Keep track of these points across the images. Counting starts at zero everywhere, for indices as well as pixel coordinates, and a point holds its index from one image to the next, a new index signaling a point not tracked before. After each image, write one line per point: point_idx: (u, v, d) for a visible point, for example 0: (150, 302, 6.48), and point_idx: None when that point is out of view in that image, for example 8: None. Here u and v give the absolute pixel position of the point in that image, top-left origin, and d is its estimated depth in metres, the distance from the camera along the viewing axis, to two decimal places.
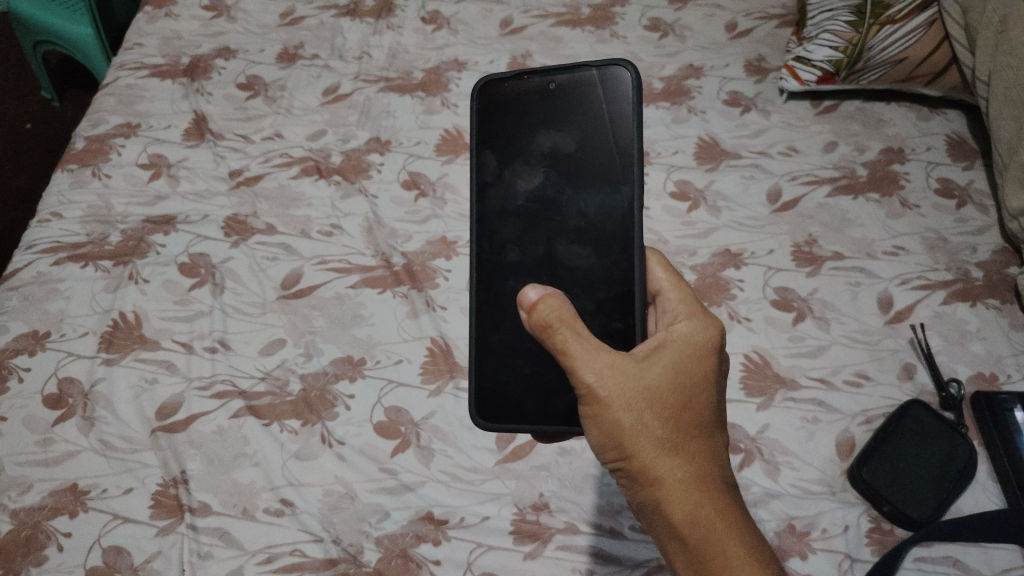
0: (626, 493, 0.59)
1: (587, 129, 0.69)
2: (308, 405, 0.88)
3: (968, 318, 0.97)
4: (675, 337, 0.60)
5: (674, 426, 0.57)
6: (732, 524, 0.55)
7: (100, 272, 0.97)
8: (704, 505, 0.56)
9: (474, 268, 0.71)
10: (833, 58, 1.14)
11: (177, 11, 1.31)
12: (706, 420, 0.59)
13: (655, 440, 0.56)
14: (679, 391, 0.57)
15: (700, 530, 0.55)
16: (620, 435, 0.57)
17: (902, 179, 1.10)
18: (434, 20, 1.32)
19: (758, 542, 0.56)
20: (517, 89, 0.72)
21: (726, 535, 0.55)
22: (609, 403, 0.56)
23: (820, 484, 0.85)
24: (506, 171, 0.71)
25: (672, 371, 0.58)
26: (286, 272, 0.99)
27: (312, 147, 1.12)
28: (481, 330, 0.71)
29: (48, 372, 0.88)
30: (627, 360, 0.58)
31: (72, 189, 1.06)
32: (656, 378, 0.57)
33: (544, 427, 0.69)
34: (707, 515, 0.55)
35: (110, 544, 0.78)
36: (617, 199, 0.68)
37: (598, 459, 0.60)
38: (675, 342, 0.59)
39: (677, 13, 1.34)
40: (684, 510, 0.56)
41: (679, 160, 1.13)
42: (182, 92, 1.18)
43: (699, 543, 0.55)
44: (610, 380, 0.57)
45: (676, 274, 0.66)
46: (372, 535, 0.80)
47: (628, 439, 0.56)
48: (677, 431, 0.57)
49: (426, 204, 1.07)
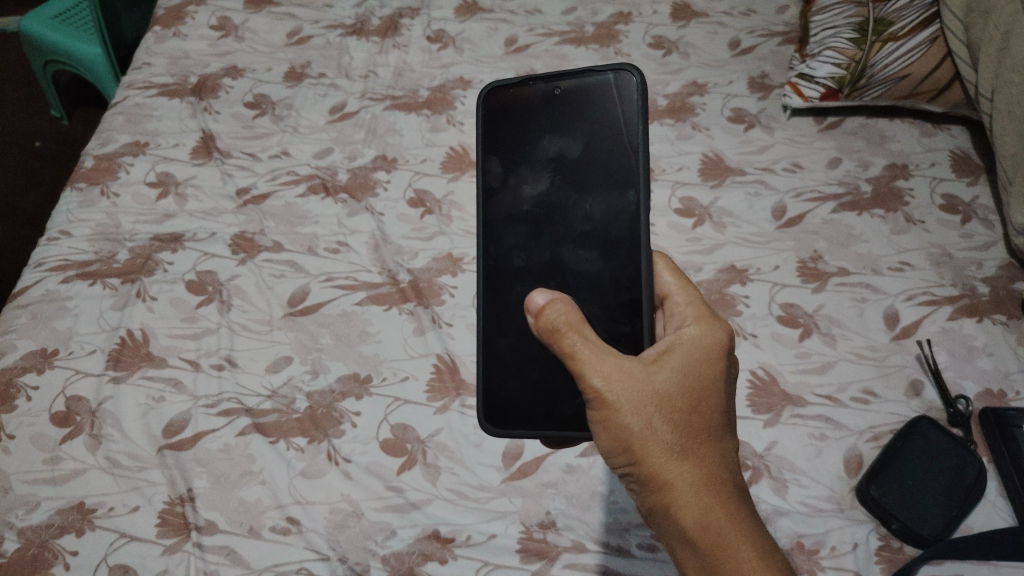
0: (637, 499, 0.59)
1: (592, 133, 0.70)
2: (315, 422, 0.88)
3: (975, 334, 0.97)
4: (685, 340, 0.60)
5: (683, 430, 0.57)
6: (744, 528, 0.55)
7: (108, 290, 0.98)
8: (715, 510, 0.55)
9: (482, 273, 0.72)
10: (836, 75, 1.15)
11: (185, 30, 1.32)
12: (715, 424, 0.59)
13: (664, 444, 0.57)
14: (688, 395, 0.57)
15: (711, 534, 0.55)
16: (629, 439, 0.57)
17: (907, 194, 1.11)
18: (440, 39, 1.33)
19: (770, 547, 0.55)
20: (523, 95, 0.73)
21: (736, 539, 0.54)
22: (618, 407, 0.57)
23: (828, 501, 0.85)
24: (512, 177, 0.72)
25: (681, 375, 0.58)
26: (293, 289, 0.99)
27: (319, 165, 1.13)
28: (489, 336, 0.72)
29: (56, 391, 0.89)
30: (635, 364, 0.58)
31: (80, 207, 1.06)
32: (665, 381, 0.57)
33: (552, 432, 0.69)
34: (718, 520, 0.55)
35: (117, 562, 0.78)
36: (623, 202, 0.68)
37: (608, 465, 0.60)
38: (683, 346, 0.60)
39: (680, 30, 1.35)
40: (694, 514, 0.55)
41: (684, 177, 1.13)
42: (190, 111, 1.19)
43: (711, 548, 0.55)
44: (620, 384, 0.57)
45: (684, 278, 0.67)
46: (379, 553, 0.80)
47: (637, 443, 0.57)
48: (687, 436, 0.57)
49: (432, 221, 1.07)
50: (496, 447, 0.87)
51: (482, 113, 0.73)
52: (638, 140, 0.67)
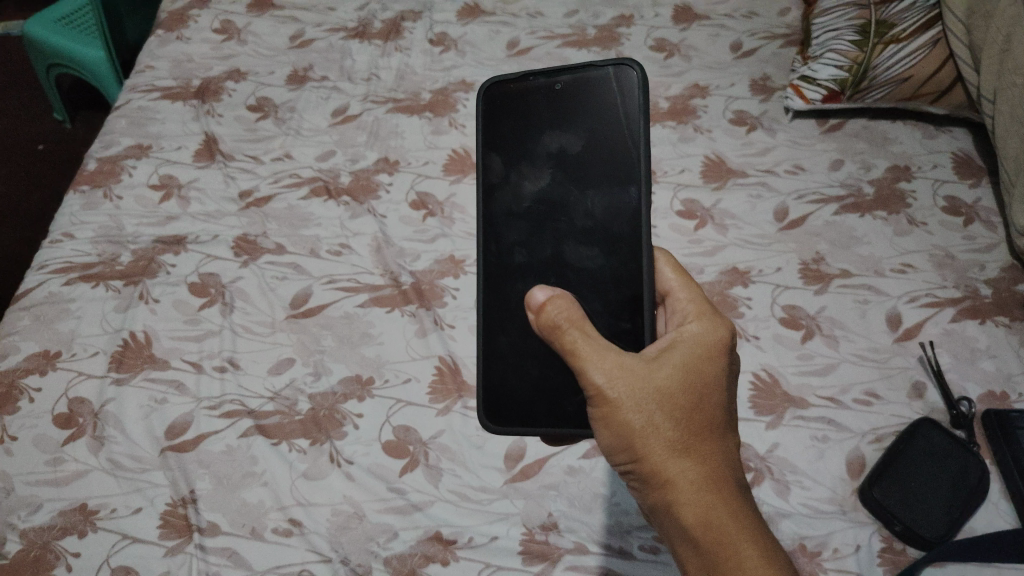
0: (638, 497, 0.59)
1: (593, 129, 0.70)
2: (317, 424, 0.88)
3: (978, 336, 0.96)
4: (687, 338, 0.60)
5: (684, 427, 0.57)
6: (745, 525, 0.55)
7: (111, 292, 0.98)
8: (716, 506, 0.55)
9: (483, 269, 0.71)
10: (838, 77, 1.15)
11: (188, 34, 1.33)
12: (717, 422, 0.59)
13: (665, 441, 0.56)
14: (689, 392, 0.57)
15: (713, 532, 0.54)
16: (630, 436, 0.57)
17: (909, 196, 1.11)
18: (442, 42, 1.33)
19: (773, 545, 0.55)
20: (524, 89, 0.72)
21: (738, 536, 0.54)
22: (619, 404, 0.57)
23: (830, 503, 0.85)
24: (513, 173, 0.72)
25: (682, 371, 0.58)
26: (295, 291, 1.00)
27: (321, 167, 1.14)
28: (489, 332, 0.72)
29: (59, 392, 0.89)
30: (636, 361, 0.58)
31: (83, 209, 1.07)
32: (666, 377, 0.57)
33: (553, 429, 0.69)
34: (719, 516, 0.55)
35: (119, 564, 0.78)
36: (624, 198, 0.68)
37: (609, 463, 0.60)
38: (684, 343, 0.60)
39: (682, 33, 1.35)
40: (695, 511, 0.55)
41: (685, 179, 1.13)
42: (193, 114, 1.20)
43: (713, 546, 0.54)
44: (620, 380, 0.57)
45: (685, 275, 0.67)
46: (381, 555, 0.80)
47: (639, 441, 0.57)
48: (688, 433, 0.57)
49: (434, 223, 1.07)
50: (498, 448, 0.87)
51: (482, 108, 0.73)
52: (639, 135, 0.67)
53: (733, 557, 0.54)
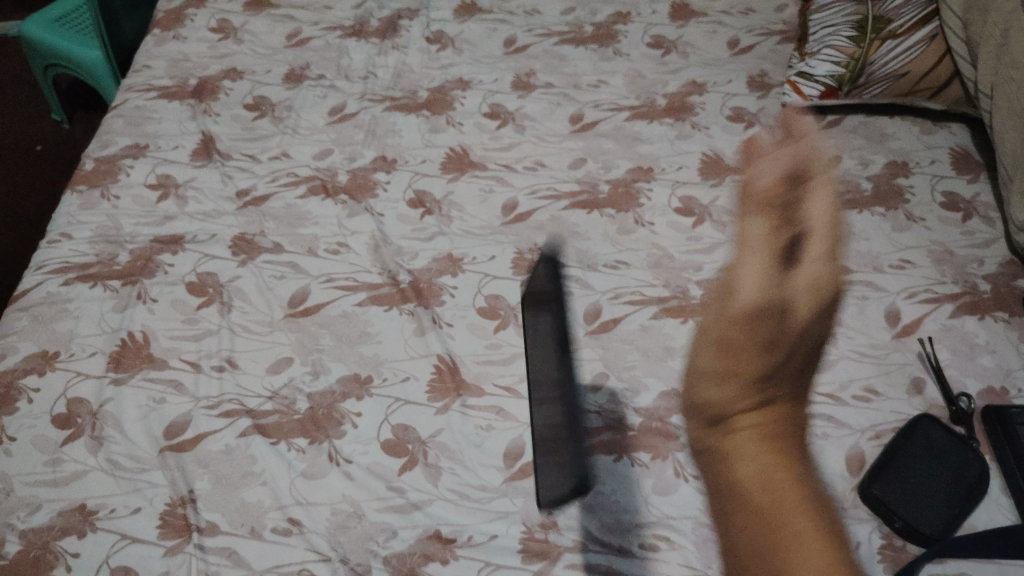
0: (697, 418, 0.43)
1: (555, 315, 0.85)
2: (317, 423, 0.88)
3: (976, 331, 0.97)
4: (824, 240, 0.46)
5: (769, 351, 0.43)
6: (808, 499, 0.40)
7: (109, 292, 0.98)
8: (779, 463, 0.40)
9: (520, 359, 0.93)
10: (836, 74, 1.14)
11: (185, 33, 1.32)
12: (807, 360, 0.44)
13: (741, 377, 0.42)
14: (806, 311, 0.44)
15: (773, 497, 0.39)
16: (733, 345, 0.43)
17: (907, 192, 1.11)
18: (439, 40, 1.33)
19: (830, 537, 0.41)
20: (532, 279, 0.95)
21: (797, 508, 0.39)
22: (736, 303, 0.44)
23: (829, 499, 0.85)
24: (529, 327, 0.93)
25: (828, 292, 0.45)
26: (293, 290, 0.99)
27: (318, 166, 1.13)
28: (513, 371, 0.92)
29: (57, 393, 0.89)
30: (784, 258, 0.45)
31: (81, 209, 1.06)
32: (806, 286, 0.45)
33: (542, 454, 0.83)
34: (780, 476, 0.39)
35: (118, 564, 0.78)
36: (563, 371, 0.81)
37: (691, 364, 0.45)
38: (828, 267, 0.45)
39: (680, 30, 1.35)
40: (754, 465, 0.40)
41: (684, 176, 1.13)
42: (190, 113, 1.19)
43: (768, 523, 0.39)
44: (731, 288, 0.44)
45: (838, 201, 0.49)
46: (381, 553, 0.80)
47: (728, 341, 0.43)
48: (775, 362, 0.43)
49: (432, 222, 1.07)
50: (497, 447, 0.87)
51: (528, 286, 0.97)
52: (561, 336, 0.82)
53: (781, 532, 0.39)
